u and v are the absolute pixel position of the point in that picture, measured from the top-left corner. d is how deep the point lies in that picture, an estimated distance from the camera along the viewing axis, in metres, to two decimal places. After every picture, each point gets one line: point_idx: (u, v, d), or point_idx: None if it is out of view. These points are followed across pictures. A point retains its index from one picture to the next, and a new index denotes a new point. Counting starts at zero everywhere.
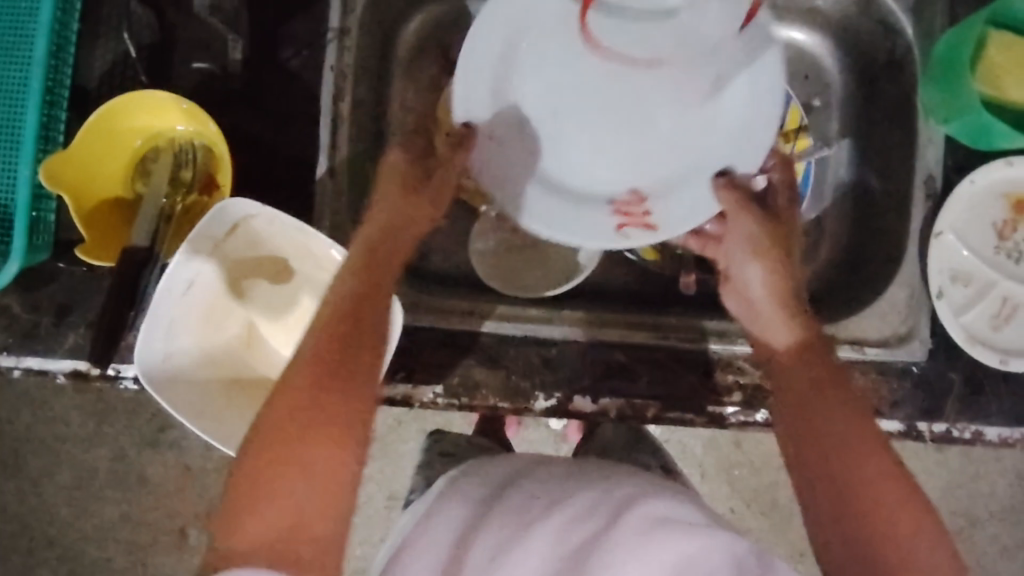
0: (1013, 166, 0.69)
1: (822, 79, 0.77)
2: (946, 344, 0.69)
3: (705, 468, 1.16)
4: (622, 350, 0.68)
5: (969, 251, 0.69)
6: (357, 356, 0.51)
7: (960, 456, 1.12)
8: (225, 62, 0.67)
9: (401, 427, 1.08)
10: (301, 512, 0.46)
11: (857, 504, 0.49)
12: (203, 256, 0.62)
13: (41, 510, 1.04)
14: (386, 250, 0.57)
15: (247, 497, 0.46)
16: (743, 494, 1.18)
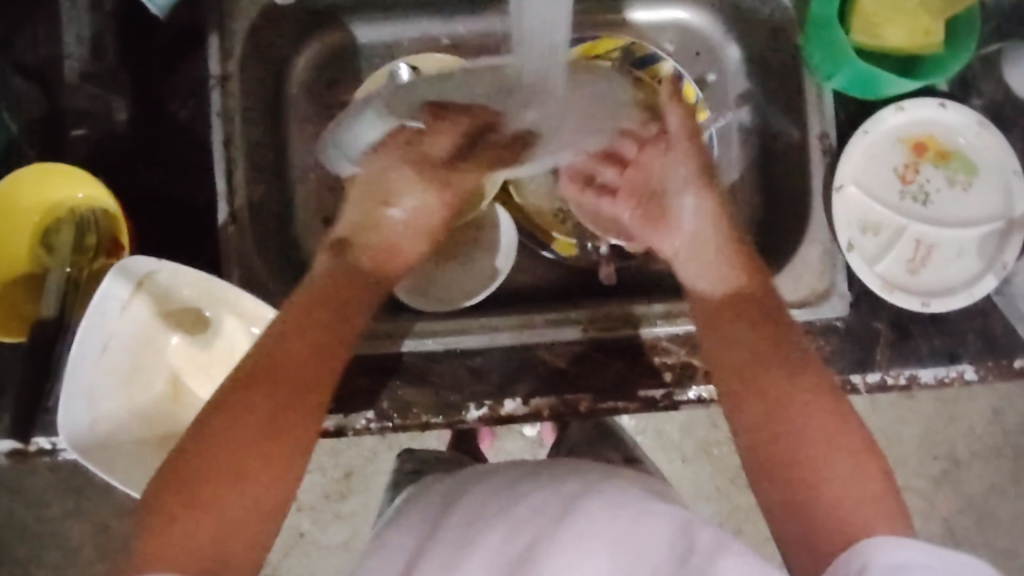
0: (905, 110, 0.70)
1: (714, 54, 0.77)
2: (867, 294, 0.69)
3: (684, 451, 1.15)
4: (545, 349, 0.69)
5: (874, 200, 0.70)
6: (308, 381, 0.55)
7: (935, 400, 1.11)
8: (112, 124, 0.67)
9: (376, 456, 1.07)
10: (232, 522, 0.48)
11: (800, 458, 0.54)
12: (114, 320, 0.63)
13: None
14: (344, 290, 0.62)
15: (193, 496, 0.48)
16: (727, 471, 1.16)
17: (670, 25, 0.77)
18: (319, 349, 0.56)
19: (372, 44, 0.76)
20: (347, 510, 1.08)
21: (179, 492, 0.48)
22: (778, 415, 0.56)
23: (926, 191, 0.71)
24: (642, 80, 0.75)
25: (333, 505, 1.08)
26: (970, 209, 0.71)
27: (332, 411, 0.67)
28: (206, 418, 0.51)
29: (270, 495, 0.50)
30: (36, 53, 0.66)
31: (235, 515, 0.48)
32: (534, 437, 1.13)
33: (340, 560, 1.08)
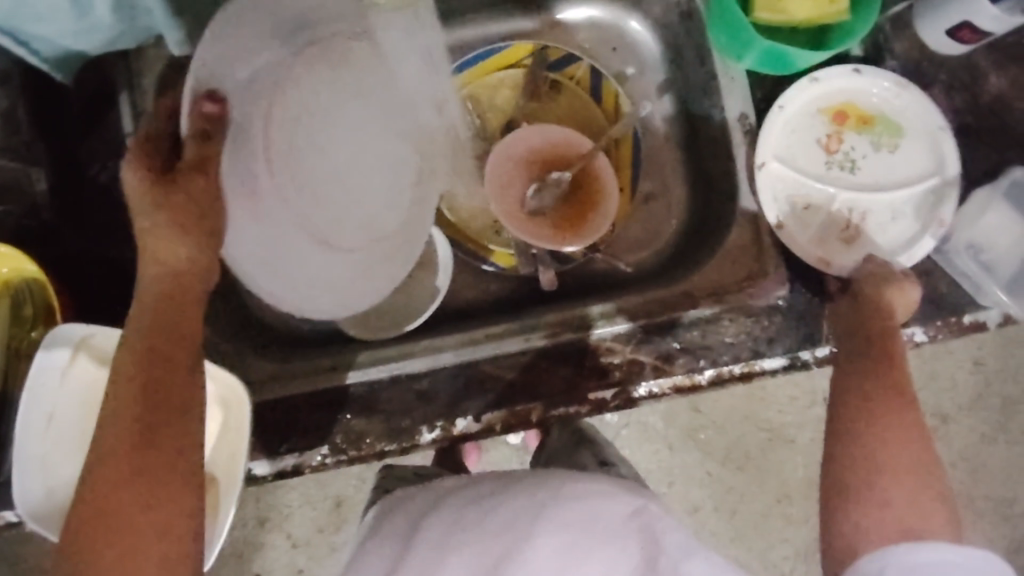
0: (819, 80, 0.70)
1: (631, 47, 0.77)
2: (804, 269, 0.69)
3: (671, 441, 1.15)
4: (489, 363, 0.69)
5: (800, 174, 0.70)
6: (170, 397, 0.50)
7: (915, 360, 1.10)
8: (31, 198, 0.66)
9: (364, 484, 1.08)
10: (170, 520, 0.49)
11: (855, 459, 0.55)
12: (56, 388, 0.64)
13: None
14: (184, 295, 0.51)
15: (99, 524, 0.48)
16: (716, 455, 1.16)
17: (582, 25, 0.77)
18: (165, 363, 0.50)
19: None
20: (341, 541, 1.08)
21: (97, 506, 0.48)
22: (854, 431, 0.56)
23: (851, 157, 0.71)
24: (559, 82, 0.76)
25: (327, 537, 1.08)
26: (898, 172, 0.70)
27: (287, 452, 0.66)
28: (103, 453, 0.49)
29: (177, 529, 0.50)
30: None
31: (160, 522, 0.49)
32: (518, 444, 1.13)
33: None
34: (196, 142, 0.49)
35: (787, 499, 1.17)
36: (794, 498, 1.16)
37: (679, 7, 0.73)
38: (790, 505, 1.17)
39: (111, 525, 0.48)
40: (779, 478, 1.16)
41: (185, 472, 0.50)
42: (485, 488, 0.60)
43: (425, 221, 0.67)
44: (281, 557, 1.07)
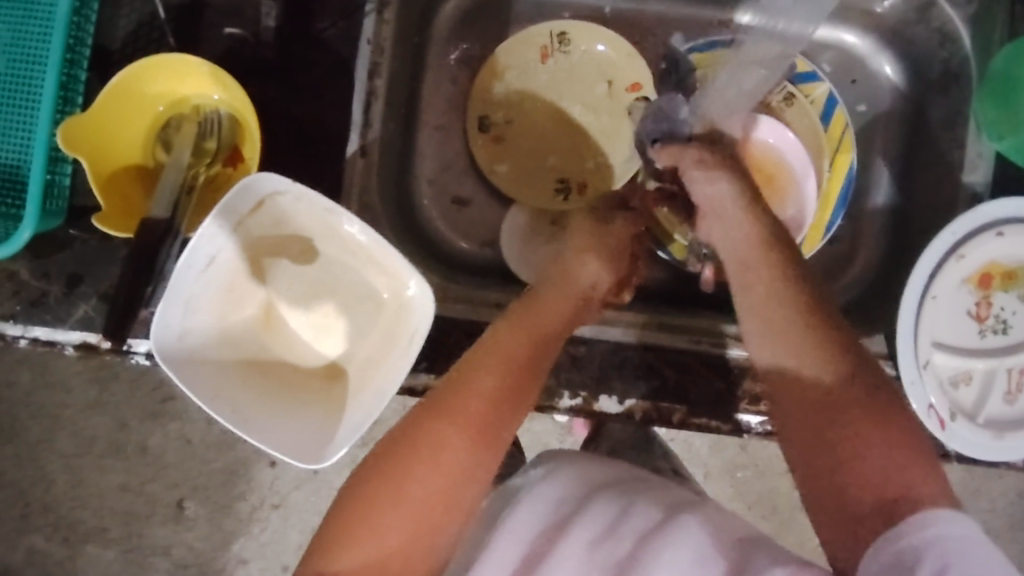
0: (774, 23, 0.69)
1: (869, 82, 0.75)
2: (974, 356, 0.68)
3: (708, 467, 1.02)
4: (649, 350, 0.66)
5: (956, 230, 0.66)
6: (538, 370, 0.55)
7: (1016, 498, 1.02)
8: (258, 31, 0.64)
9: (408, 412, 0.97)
10: (400, 537, 0.49)
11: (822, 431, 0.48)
12: (226, 233, 0.60)
13: (36, 477, 0.94)
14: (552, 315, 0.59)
15: (370, 499, 0.49)
16: (746, 496, 1.03)
17: (832, 45, 0.75)
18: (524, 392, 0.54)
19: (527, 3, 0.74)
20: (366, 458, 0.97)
21: (387, 465, 0.50)
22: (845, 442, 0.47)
23: (967, 302, 0.68)
24: (794, 96, 0.73)
25: (354, 449, 0.96)
26: None
27: (423, 371, 0.63)
28: (406, 429, 0.51)
29: (436, 517, 0.50)
30: None
31: (413, 520, 0.49)
32: (563, 425, 1.00)
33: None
34: (720, 418, 0.65)
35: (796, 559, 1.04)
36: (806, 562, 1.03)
37: (944, 65, 0.70)
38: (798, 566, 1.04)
39: (400, 475, 0.50)
40: (799, 538, 1.03)
41: (462, 485, 0.51)
42: (567, 492, 0.53)
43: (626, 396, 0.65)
44: (286, 473, 0.96)
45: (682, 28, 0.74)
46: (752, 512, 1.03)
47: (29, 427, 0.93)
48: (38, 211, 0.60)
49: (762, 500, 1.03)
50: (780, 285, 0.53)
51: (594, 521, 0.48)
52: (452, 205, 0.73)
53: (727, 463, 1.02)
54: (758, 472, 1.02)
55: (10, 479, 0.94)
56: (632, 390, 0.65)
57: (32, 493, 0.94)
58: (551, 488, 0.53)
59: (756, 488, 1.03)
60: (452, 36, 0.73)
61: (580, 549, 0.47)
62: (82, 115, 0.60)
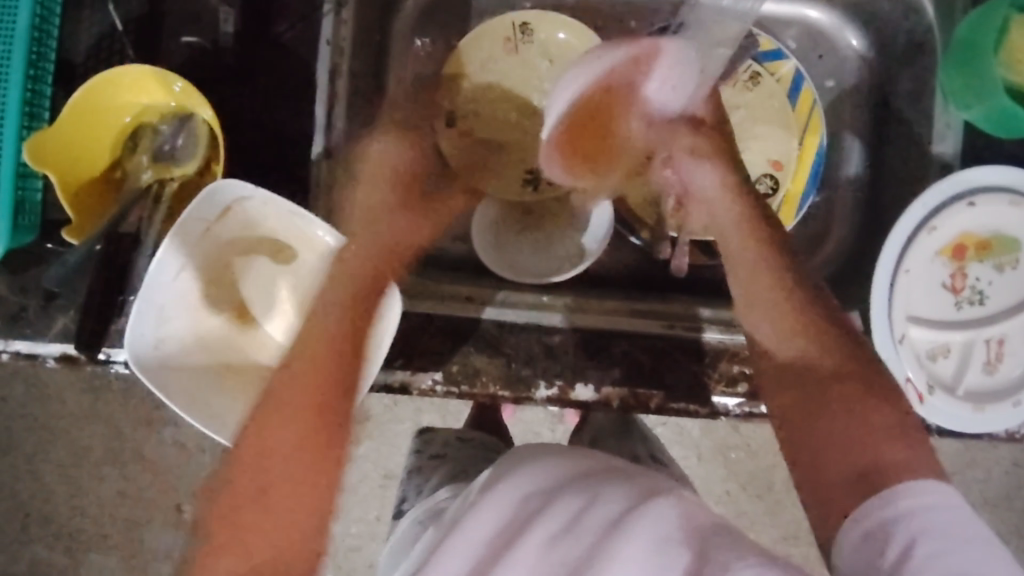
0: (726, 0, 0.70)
1: (837, 56, 0.75)
2: (953, 329, 0.68)
3: (701, 450, 1.02)
4: (625, 339, 0.66)
5: (928, 201, 0.65)
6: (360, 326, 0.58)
7: (1010, 467, 1.02)
8: (216, 36, 0.64)
9: (398, 407, 0.97)
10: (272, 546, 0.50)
11: (824, 463, 0.52)
12: (194, 239, 0.60)
13: (35, 487, 0.95)
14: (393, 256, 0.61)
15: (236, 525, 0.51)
16: (739, 476, 1.03)
17: (796, 21, 0.75)
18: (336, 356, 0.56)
19: None
20: (359, 454, 0.97)
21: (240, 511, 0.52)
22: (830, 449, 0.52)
23: (938, 276, 0.68)
24: (760, 75, 0.74)
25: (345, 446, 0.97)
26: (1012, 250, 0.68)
27: (400, 367, 0.64)
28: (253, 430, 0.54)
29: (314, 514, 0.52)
30: None
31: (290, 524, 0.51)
32: (554, 414, 1.00)
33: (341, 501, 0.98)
34: (701, 402, 0.65)
35: (794, 538, 1.04)
36: (804, 539, 1.04)
37: (909, 36, 0.70)
38: (795, 545, 1.04)
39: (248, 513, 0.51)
40: (795, 516, 1.03)
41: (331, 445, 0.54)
42: (546, 480, 0.50)
43: (605, 382, 0.65)
44: None
45: (643, 11, 0.75)
46: (746, 492, 1.03)
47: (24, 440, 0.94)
48: (10, 227, 0.60)
49: (755, 480, 1.03)
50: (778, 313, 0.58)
51: (557, 514, 0.46)
52: None
53: (720, 445, 1.02)
54: (750, 453, 1.02)
55: (10, 490, 0.95)
56: (609, 376, 0.65)
57: (32, 504, 0.95)
58: (522, 478, 0.50)
59: (749, 467, 1.03)
60: (415, 34, 0.73)
61: (535, 548, 0.45)
62: (46, 131, 0.59)
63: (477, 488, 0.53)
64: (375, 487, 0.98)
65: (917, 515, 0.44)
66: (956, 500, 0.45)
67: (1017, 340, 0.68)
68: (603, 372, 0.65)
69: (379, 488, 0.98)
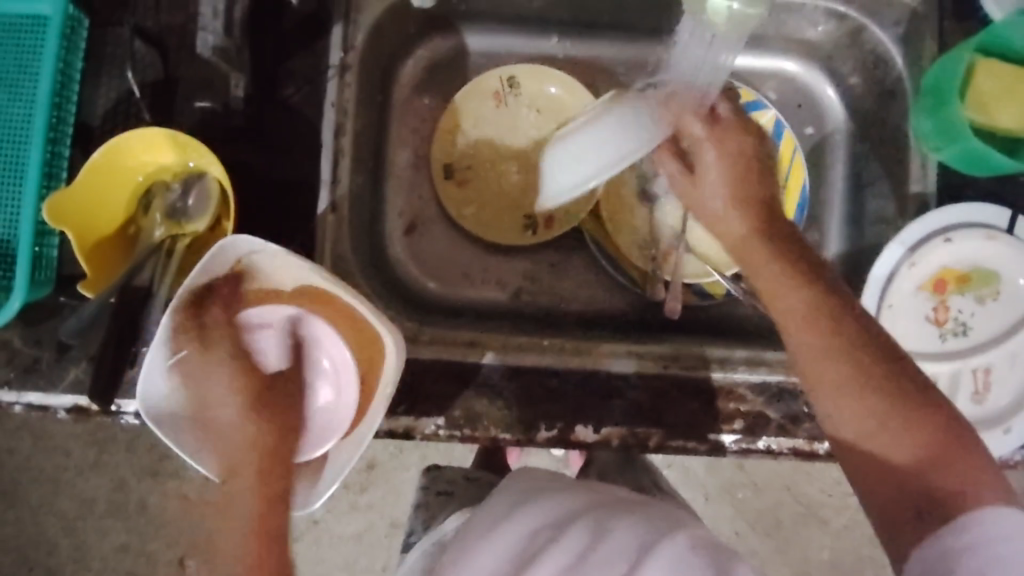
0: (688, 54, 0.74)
1: (812, 105, 0.80)
2: (940, 359, 0.70)
3: (707, 489, 1.03)
4: (622, 379, 0.68)
5: (905, 243, 0.68)
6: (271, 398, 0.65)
7: None
8: (227, 100, 0.67)
9: (404, 453, 0.98)
10: None
11: (910, 494, 0.50)
12: (203, 292, 0.62)
13: (39, 541, 0.96)
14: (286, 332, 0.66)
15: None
16: (747, 515, 1.04)
17: (773, 75, 0.80)
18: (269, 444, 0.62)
19: (482, 53, 0.78)
20: (365, 502, 0.98)
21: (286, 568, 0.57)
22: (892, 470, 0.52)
23: (921, 311, 0.70)
24: None
25: (351, 494, 0.98)
26: (992, 284, 0.71)
27: (403, 413, 0.66)
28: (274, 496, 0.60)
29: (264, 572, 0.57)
30: (156, 19, 0.68)
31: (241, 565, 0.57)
32: (560, 457, 1.01)
33: (349, 550, 0.98)
34: (701, 440, 0.67)
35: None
36: None
37: (882, 83, 0.74)
38: None
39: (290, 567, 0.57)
40: (805, 555, 1.04)
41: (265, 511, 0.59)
42: (556, 509, 0.52)
43: (604, 421, 0.67)
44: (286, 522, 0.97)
45: (631, 67, 0.79)
46: (755, 531, 1.03)
47: (28, 494, 0.95)
48: (28, 283, 0.62)
49: (762, 518, 1.03)
50: (823, 322, 0.54)
51: (567, 546, 0.47)
52: (425, 250, 0.76)
53: (726, 484, 1.03)
54: (756, 491, 1.03)
55: (13, 546, 0.96)
56: (607, 416, 0.67)
57: (36, 559, 0.96)
58: (532, 512, 0.52)
59: (756, 506, 1.03)
60: (414, 92, 0.77)
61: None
62: (66, 192, 0.62)
63: (483, 516, 0.54)
64: (381, 536, 0.99)
65: (989, 545, 0.46)
66: (1020, 521, 0.47)
67: (1004, 370, 0.70)
68: (604, 413, 0.67)
69: (385, 537, 0.99)
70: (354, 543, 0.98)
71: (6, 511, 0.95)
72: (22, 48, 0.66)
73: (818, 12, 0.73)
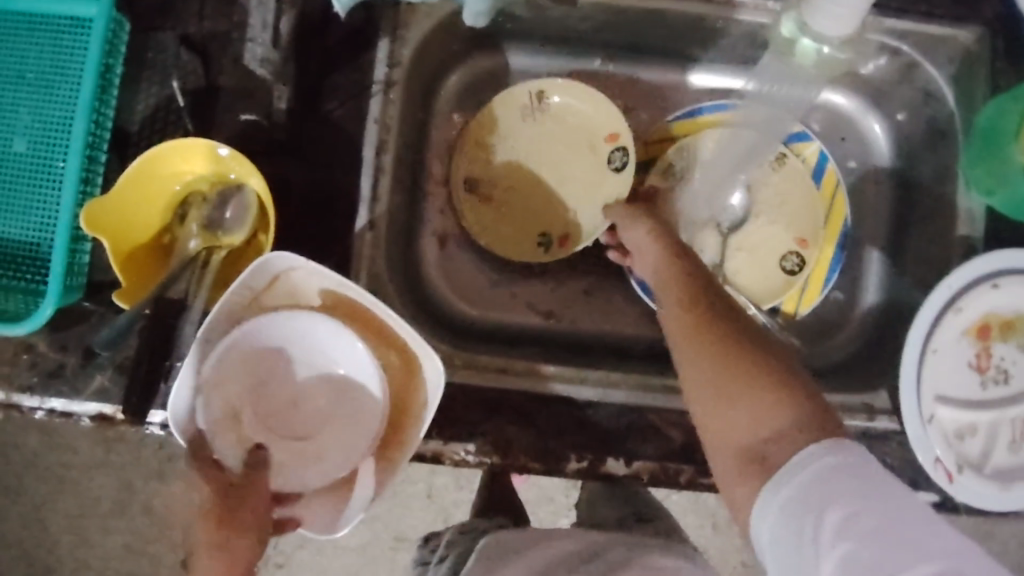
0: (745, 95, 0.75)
1: (857, 140, 0.78)
2: (978, 408, 0.69)
3: (717, 520, 1.02)
4: (655, 414, 0.67)
5: (955, 284, 0.67)
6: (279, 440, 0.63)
7: None
8: (270, 112, 0.66)
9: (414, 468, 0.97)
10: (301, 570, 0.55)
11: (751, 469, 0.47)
12: (241, 309, 0.61)
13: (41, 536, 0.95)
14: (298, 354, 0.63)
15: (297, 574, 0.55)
16: (755, 548, 1.03)
17: (820, 106, 0.78)
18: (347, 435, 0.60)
19: (526, 73, 0.77)
20: (371, 515, 0.97)
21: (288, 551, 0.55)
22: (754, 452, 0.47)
23: (962, 358, 0.69)
24: (786, 156, 0.77)
25: None
26: None
27: (434, 437, 0.64)
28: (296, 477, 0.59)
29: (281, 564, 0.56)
30: (199, 26, 0.66)
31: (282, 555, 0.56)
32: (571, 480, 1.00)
33: (353, 563, 0.97)
34: None
35: None
36: None
37: (931, 122, 0.73)
38: None
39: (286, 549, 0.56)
40: None
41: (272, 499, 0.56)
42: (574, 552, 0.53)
43: (635, 455, 0.66)
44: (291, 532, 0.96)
45: (675, 93, 0.78)
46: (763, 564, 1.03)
47: (31, 490, 0.94)
48: (60, 288, 0.62)
49: None
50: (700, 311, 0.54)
51: None
52: (456, 271, 0.75)
53: None
54: None
55: (14, 539, 0.95)
56: (639, 451, 0.66)
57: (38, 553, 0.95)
58: None
59: None
60: (454, 109, 0.76)
61: None
62: (104, 199, 0.61)
63: None
64: (384, 549, 0.98)
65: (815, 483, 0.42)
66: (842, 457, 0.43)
67: None
68: (637, 447, 0.66)
69: (389, 551, 0.98)
70: (358, 556, 0.97)
71: (8, 505, 0.94)
72: (64, 49, 0.65)
73: (871, 48, 0.71)
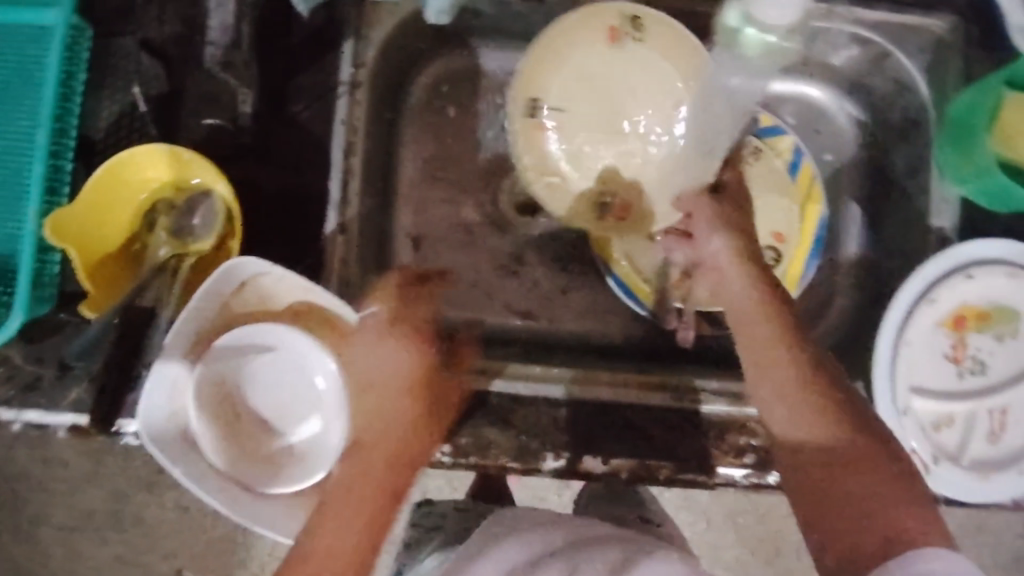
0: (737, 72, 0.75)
1: (832, 131, 0.78)
2: (957, 398, 0.69)
3: (710, 515, 1.01)
4: (632, 411, 0.67)
5: (925, 275, 0.67)
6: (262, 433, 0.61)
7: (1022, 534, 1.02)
8: (234, 116, 0.64)
9: None
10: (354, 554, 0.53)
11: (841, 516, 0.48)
12: (210, 313, 0.61)
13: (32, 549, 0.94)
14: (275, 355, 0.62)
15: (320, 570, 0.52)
16: (748, 542, 1.02)
17: (792, 99, 0.78)
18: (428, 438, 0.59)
19: (496, 70, 0.77)
20: None
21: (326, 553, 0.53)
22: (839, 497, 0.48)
23: (937, 348, 0.69)
24: (761, 150, 0.76)
25: None
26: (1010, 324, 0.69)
27: None
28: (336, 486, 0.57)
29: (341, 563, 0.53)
30: (161, 31, 0.66)
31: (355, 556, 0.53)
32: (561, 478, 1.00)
33: None
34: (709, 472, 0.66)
35: None
36: None
37: (904, 111, 0.72)
38: None
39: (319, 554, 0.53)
40: None
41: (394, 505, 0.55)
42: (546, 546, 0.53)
43: (613, 453, 0.66)
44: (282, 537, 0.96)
45: None
46: (756, 558, 1.02)
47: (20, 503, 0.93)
48: (27, 299, 0.61)
49: (764, 545, 1.02)
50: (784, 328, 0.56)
51: None
52: (433, 271, 0.74)
53: (729, 510, 1.02)
54: (759, 517, 1.02)
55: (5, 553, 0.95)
56: (616, 448, 0.66)
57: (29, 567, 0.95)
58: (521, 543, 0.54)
59: (758, 533, 1.02)
60: (425, 108, 0.75)
61: None
62: (68, 208, 0.61)
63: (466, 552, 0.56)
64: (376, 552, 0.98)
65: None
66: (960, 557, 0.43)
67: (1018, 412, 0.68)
68: (615, 443, 0.66)
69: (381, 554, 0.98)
70: None
71: None
72: (26, 59, 0.64)
73: (842, 38, 0.71)
